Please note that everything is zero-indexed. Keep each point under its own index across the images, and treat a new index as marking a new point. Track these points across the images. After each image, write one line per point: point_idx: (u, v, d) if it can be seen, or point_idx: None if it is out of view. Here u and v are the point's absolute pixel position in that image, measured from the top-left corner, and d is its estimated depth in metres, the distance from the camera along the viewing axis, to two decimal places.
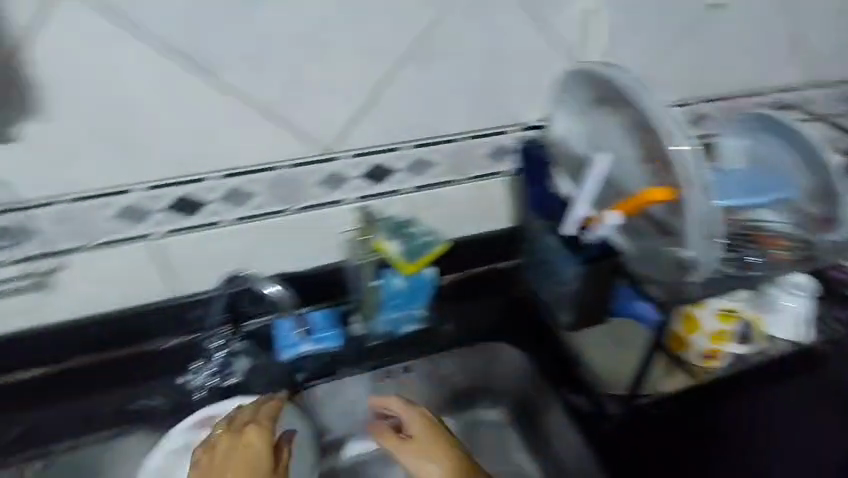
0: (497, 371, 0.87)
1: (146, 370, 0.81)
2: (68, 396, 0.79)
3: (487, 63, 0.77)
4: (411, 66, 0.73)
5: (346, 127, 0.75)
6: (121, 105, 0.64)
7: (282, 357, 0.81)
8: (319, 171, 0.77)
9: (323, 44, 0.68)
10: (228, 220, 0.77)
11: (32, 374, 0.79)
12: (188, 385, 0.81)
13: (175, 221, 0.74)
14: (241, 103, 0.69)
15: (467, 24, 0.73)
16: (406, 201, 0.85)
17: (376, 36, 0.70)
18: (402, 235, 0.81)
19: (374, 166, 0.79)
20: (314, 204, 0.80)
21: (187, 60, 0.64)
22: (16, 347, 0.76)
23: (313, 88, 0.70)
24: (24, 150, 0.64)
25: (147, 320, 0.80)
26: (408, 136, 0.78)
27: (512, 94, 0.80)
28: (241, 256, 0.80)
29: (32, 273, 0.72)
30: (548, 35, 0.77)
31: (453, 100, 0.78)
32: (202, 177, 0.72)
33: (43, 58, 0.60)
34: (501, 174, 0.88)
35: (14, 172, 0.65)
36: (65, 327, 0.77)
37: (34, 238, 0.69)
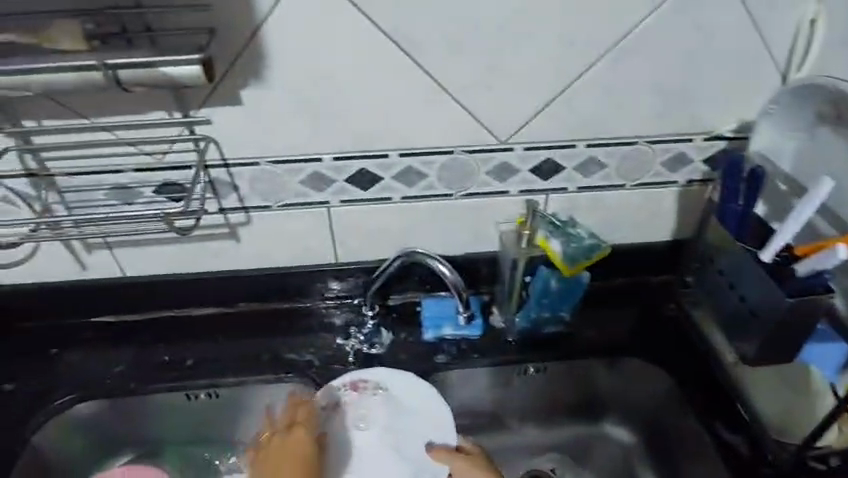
0: (630, 382, 0.86)
1: (305, 324, 0.87)
2: (238, 334, 0.86)
3: (687, 65, 0.72)
4: (609, 65, 0.71)
5: (528, 119, 0.74)
6: (329, 78, 0.68)
7: (425, 335, 0.84)
8: (490, 161, 0.77)
9: (526, 32, 0.67)
10: (397, 197, 0.80)
11: (214, 309, 0.89)
12: (342, 346, 0.85)
13: (348, 190, 0.78)
14: (434, 86, 0.70)
15: (671, 31, 0.69)
16: (568, 199, 0.82)
17: (582, 29, 0.68)
18: (565, 234, 0.78)
19: (545, 161, 0.78)
20: (478, 193, 0.80)
21: (396, 41, 0.67)
22: (207, 285, 0.86)
23: (505, 77, 0.70)
24: (242, 114, 0.70)
25: (313, 277, 0.87)
26: (587, 135, 0.76)
27: (706, 103, 0.75)
28: (402, 231, 0.84)
29: (228, 223, 0.80)
30: (765, 39, 0.71)
31: (643, 103, 0.74)
32: (383, 153, 0.75)
33: (275, 29, 0.64)
34: (674, 184, 0.83)
35: (231, 132, 0.71)
36: (246, 274, 0.86)
37: (234, 192, 0.77)
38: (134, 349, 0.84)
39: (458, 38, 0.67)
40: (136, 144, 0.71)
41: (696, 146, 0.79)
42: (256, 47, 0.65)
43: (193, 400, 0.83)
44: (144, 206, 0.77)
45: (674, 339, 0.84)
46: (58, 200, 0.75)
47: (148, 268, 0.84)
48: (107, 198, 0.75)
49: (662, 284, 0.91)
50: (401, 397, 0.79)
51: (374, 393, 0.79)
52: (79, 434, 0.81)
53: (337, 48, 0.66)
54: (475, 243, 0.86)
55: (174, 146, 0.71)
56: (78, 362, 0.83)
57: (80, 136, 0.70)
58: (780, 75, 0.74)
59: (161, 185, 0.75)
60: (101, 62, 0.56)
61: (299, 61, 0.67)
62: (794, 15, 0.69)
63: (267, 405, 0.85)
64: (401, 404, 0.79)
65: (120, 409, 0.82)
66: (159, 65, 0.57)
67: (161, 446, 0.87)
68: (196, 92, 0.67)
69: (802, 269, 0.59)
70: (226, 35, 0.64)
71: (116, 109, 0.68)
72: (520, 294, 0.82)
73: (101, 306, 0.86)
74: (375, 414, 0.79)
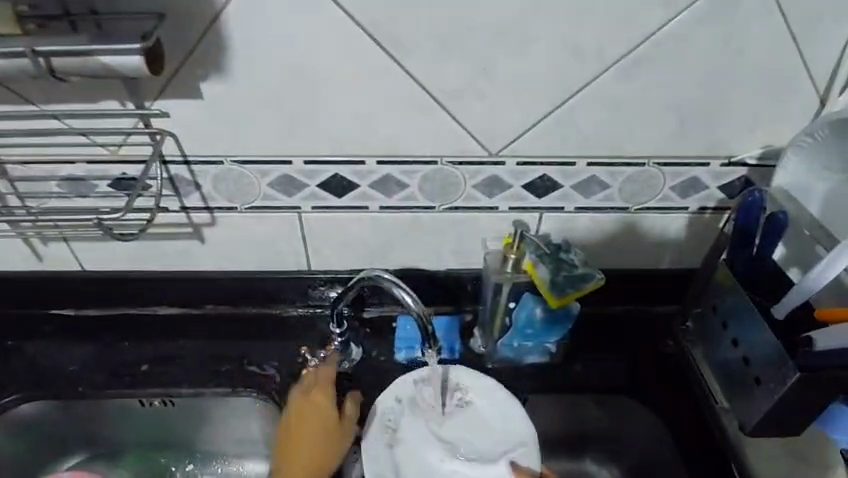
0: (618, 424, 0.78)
1: (272, 333, 0.81)
2: (200, 339, 0.80)
3: (709, 83, 0.63)
4: (619, 77, 0.62)
5: (524, 132, 0.66)
6: (300, 76, 0.61)
7: (398, 356, 0.78)
8: (479, 174, 0.70)
9: (524, 36, 0.59)
10: (374, 207, 0.73)
11: (178, 310, 0.83)
12: (304, 363, 0.78)
13: (323, 198, 0.72)
14: (418, 91, 0.63)
15: (694, 45, 0.60)
16: (563, 220, 0.75)
17: (590, 36, 0.59)
18: (556, 261, 0.70)
19: (540, 178, 0.70)
20: (465, 207, 0.73)
21: (377, 39, 0.59)
22: (170, 285, 0.80)
23: (500, 84, 0.62)
24: (203, 109, 0.63)
25: (283, 285, 0.80)
26: (589, 154, 0.68)
27: (728, 126, 0.66)
28: (380, 242, 0.77)
29: (191, 222, 0.74)
30: (802, 58, 0.61)
31: (655, 122, 0.66)
32: (360, 160, 0.68)
33: (238, 18, 0.57)
34: (684, 210, 0.74)
35: (192, 128, 0.65)
36: (212, 276, 0.80)
37: (197, 191, 0.71)
38: (90, 347, 0.80)
39: (446, 38, 0.59)
40: (88, 135, 0.65)
41: (711, 171, 0.70)
42: (216, 37, 0.58)
43: (148, 406, 0.78)
44: (100, 199, 0.71)
45: (671, 381, 0.76)
46: (9, 190, 0.70)
47: (109, 263, 0.79)
48: (60, 190, 0.70)
49: (663, 316, 0.83)
50: (481, 401, 0.69)
51: (450, 395, 0.69)
52: (27, 431, 0.78)
53: (310, 42, 0.59)
54: (459, 260, 0.79)
55: (130, 139, 0.65)
56: (31, 358, 0.78)
57: (28, 124, 0.64)
58: (817, 99, 0.64)
59: (117, 179, 0.68)
60: (29, 49, 0.51)
61: (266, 55, 0.59)
62: (837, 37, 0.60)
63: (225, 417, 0.80)
64: (478, 406, 0.68)
65: (72, 410, 0.78)
66: (94, 53, 0.51)
67: (118, 447, 0.84)
68: (151, 82, 0.61)
69: (821, 345, 0.49)
70: (185, 22, 0.57)
71: (65, 96, 0.62)
72: (502, 321, 0.75)
73: (59, 300, 0.81)
74: (444, 426, 0.67)
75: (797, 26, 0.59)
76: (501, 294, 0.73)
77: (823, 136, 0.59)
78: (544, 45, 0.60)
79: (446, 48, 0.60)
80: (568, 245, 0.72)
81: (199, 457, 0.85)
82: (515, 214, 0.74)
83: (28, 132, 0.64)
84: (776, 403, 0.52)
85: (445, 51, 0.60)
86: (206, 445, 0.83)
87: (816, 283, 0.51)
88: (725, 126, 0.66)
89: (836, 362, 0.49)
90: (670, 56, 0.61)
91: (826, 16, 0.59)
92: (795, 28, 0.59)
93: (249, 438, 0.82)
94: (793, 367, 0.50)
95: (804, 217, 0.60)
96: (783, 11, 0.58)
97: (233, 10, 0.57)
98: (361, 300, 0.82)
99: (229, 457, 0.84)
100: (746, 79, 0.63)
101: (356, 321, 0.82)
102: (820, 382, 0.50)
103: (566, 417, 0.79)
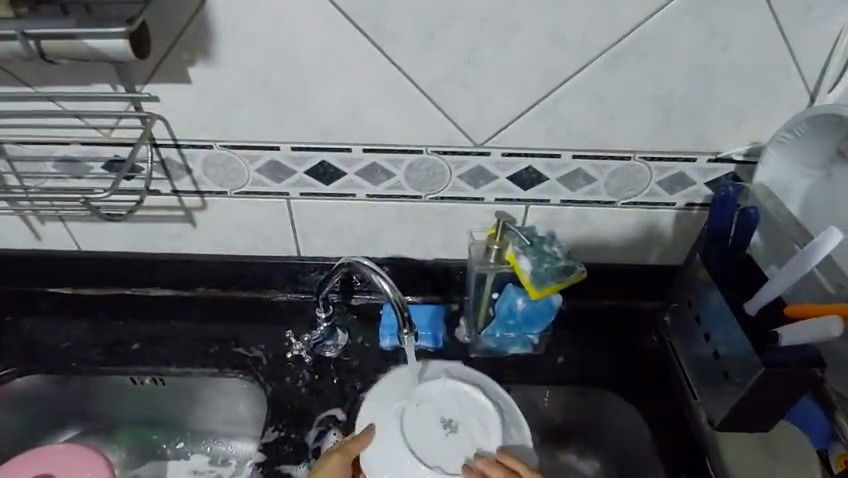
0: (602, 419, 0.78)
1: (262, 317, 0.83)
2: (191, 320, 0.82)
3: (695, 77, 0.63)
4: (603, 69, 0.62)
5: (508, 123, 0.66)
6: (285, 63, 0.62)
7: (382, 343, 0.79)
8: (465, 164, 0.70)
9: (507, 25, 0.59)
10: (361, 195, 0.74)
11: (171, 292, 0.85)
12: (291, 346, 0.80)
13: (311, 184, 0.73)
14: (402, 80, 0.63)
15: (678, 37, 0.60)
16: (550, 213, 0.75)
17: (572, 27, 0.59)
18: (538, 252, 0.70)
19: (525, 170, 0.70)
20: (451, 197, 0.74)
21: (359, 26, 0.60)
22: (163, 266, 0.82)
23: (483, 74, 0.63)
24: (192, 94, 0.65)
25: (273, 270, 0.82)
26: (574, 146, 0.68)
27: (715, 121, 0.66)
28: (367, 230, 0.78)
29: (183, 205, 0.76)
30: (790, 53, 0.61)
31: (641, 116, 0.66)
32: (346, 148, 0.69)
33: (224, 4, 0.58)
34: (671, 206, 0.74)
35: (181, 112, 0.66)
36: (203, 260, 0.81)
37: (188, 175, 0.72)
38: (85, 325, 0.82)
39: (429, 27, 0.60)
40: (81, 117, 0.66)
41: (698, 166, 0.70)
42: (202, 23, 0.60)
43: (139, 384, 0.80)
44: (94, 181, 0.73)
45: (653, 376, 0.76)
46: (8, 169, 0.72)
47: (104, 244, 0.81)
48: (56, 171, 0.72)
49: (650, 312, 0.83)
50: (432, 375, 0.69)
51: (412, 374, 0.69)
52: (23, 405, 0.80)
53: (295, 29, 0.60)
54: (446, 250, 0.80)
55: (121, 122, 0.67)
56: (27, 334, 0.81)
57: (24, 105, 0.66)
58: (806, 95, 0.64)
59: (111, 161, 0.70)
60: (19, 32, 0.53)
61: (253, 41, 0.61)
62: (825, 31, 0.59)
63: (214, 397, 0.81)
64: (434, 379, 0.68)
65: (66, 385, 0.80)
66: (81, 37, 0.53)
67: (111, 423, 0.86)
68: (141, 67, 0.63)
69: (786, 339, 0.54)
70: (173, 6, 0.59)
71: (59, 78, 0.64)
72: (486, 310, 0.76)
73: (56, 278, 0.84)
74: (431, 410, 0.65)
75: (783, 19, 0.59)
76: (485, 283, 0.73)
77: (804, 132, 0.62)
78: (526, 35, 0.60)
79: (428, 35, 0.60)
80: (551, 238, 0.72)
81: (189, 436, 0.87)
82: (501, 205, 0.74)
83: (24, 113, 0.66)
84: (744, 394, 0.57)
85: (428, 39, 0.60)
86: (196, 424, 0.85)
87: (789, 281, 0.54)
88: (711, 120, 0.66)
89: (795, 359, 0.53)
90: (654, 48, 0.61)
91: (814, 9, 0.58)
92: (781, 21, 0.59)
93: (237, 419, 0.83)
94: (758, 363, 0.54)
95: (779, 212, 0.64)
96: (770, 4, 0.58)
97: None
98: (349, 287, 0.83)
99: (218, 437, 0.86)
100: (733, 73, 0.62)
101: (343, 308, 0.84)
102: (784, 377, 0.54)
103: (549, 407, 0.80)
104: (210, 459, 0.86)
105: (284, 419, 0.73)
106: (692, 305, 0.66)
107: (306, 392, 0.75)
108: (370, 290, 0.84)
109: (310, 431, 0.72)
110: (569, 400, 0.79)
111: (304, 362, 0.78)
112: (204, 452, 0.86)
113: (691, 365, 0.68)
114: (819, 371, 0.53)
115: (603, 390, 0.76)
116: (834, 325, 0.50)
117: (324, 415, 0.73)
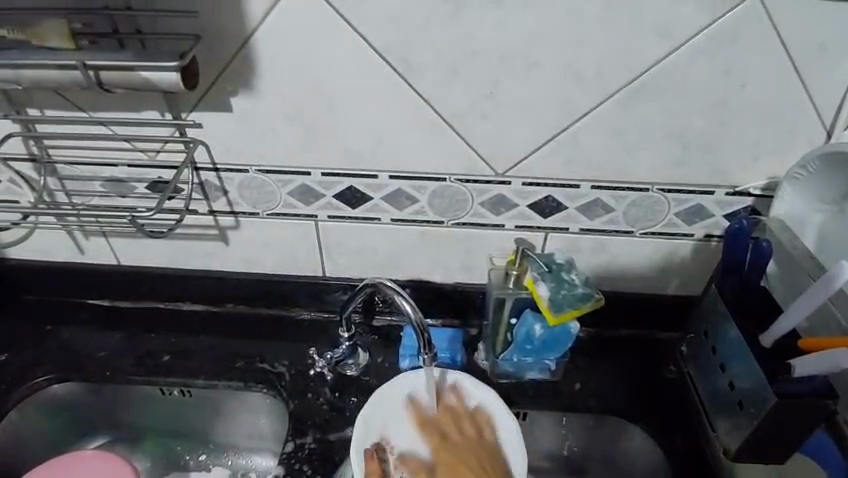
0: (620, 448, 0.78)
1: (287, 334, 0.86)
2: (219, 336, 0.86)
3: (712, 112, 0.65)
4: (622, 104, 0.65)
5: (529, 154, 0.69)
6: (318, 94, 0.67)
7: (401, 363, 0.80)
8: (486, 192, 0.73)
9: (528, 63, 0.63)
10: (385, 219, 0.77)
11: (201, 307, 0.89)
12: (313, 363, 0.82)
13: (338, 208, 0.76)
14: (428, 111, 0.67)
15: (692, 75, 0.62)
16: (568, 240, 0.77)
17: (591, 64, 0.62)
18: (556, 279, 0.71)
19: (544, 199, 0.73)
20: (472, 223, 0.76)
21: (389, 62, 0.64)
22: (195, 283, 0.86)
23: (505, 106, 0.66)
24: (231, 121, 0.69)
25: (298, 290, 0.85)
26: (593, 177, 0.70)
27: (732, 155, 0.67)
28: (390, 253, 0.80)
29: (217, 225, 0.80)
30: (805, 90, 0.63)
31: (658, 149, 0.68)
32: (373, 174, 0.72)
33: (264, 40, 0.63)
34: (689, 237, 0.75)
35: (220, 137, 0.71)
36: (234, 277, 0.85)
37: (224, 196, 0.77)
38: (119, 336, 0.86)
39: (454, 63, 0.63)
40: (130, 141, 0.72)
41: (715, 199, 0.71)
42: (243, 57, 0.65)
43: (167, 395, 0.83)
44: (137, 200, 0.77)
45: (670, 405, 0.76)
46: (59, 187, 0.77)
47: (141, 259, 0.85)
48: (103, 190, 0.77)
49: (667, 343, 0.83)
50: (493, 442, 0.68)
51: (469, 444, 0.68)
52: (57, 410, 0.84)
53: (328, 63, 0.64)
54: (465, 274, 0.82)
55: (166, 146, 0.72)
56: (66, 342, 0.85)
57: (79, 129, 0.72)
58: (824, 131, 0.65)
59: (154, 182, 0.75)
60: (81, 63, 0.58)
61: (289, 74, 0.65)
62: (838, 69, 0.61)
63: (239, 410, 0.84)
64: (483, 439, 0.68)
65: (98, 393, 0.84)
66: (137, 69, 0.58)
67: (139, 432, 0.89)
68: (186, 96, 0.68)
69: (798, 370, 0.55)
70: (217, 41, 0.64)
71: (111, 105, 0.69)
72: (506, 335, 0.77)
73: (95, 291, 0.88)
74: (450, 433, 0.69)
75: (797, 57, 0.61)
76: (503, 309, 0.75)
77: (817, 168, 0.64)
78: (545, 70, 0.63)
79: (452, 70, 0.64)
80: (570, 265, 0.73)
81: (212, 447, 0.89)
82: (520, 233, 0.76)
83: (78, 137, 0.71)
84: (758, 423, 0.58)
85: (452, 73, 0.64)
86: (219, 437, 0.88)
87: (801, 314, 0.56)
88: (727, 156, 0.67)
89: (805, 388, 0.55)
90: (668, 84, 0.63)
91: (827, 50, 0.60)
92: (795, 59, 0.61)
93: (258, 433, 0.86)
94: (770, 393, 0.56)
95: (791, 245, 0.66)
96: (784, 45, 0.60)
97: (260, 31, 0.63)
98: (370, 308, 0.86)
99: (240, 450, 0.88)
100: (749, 110, 0.64)
101: (365, 328, 0.86)
102: (797, 406, 0.55)
103: (567, 435, 0.80)
104: (230, 472, 0.88)
105: (305, 434, 0.75)
106: (710, 336, 0.67)
107: (327, 408, 0.77)
108: (391, 311, 0.86)
109: (331, 447, 0.74)
110: (590, 428, 0.78)
111: (325, 379, 0.81)
112: (225, 465, 0.88)
113: (708, 397, 0.68)
114: (832, 402, 0.54)
115: (621, 420, 0.76)
116: (844, 357, 0.51)
117: (344, 434, 0.75)
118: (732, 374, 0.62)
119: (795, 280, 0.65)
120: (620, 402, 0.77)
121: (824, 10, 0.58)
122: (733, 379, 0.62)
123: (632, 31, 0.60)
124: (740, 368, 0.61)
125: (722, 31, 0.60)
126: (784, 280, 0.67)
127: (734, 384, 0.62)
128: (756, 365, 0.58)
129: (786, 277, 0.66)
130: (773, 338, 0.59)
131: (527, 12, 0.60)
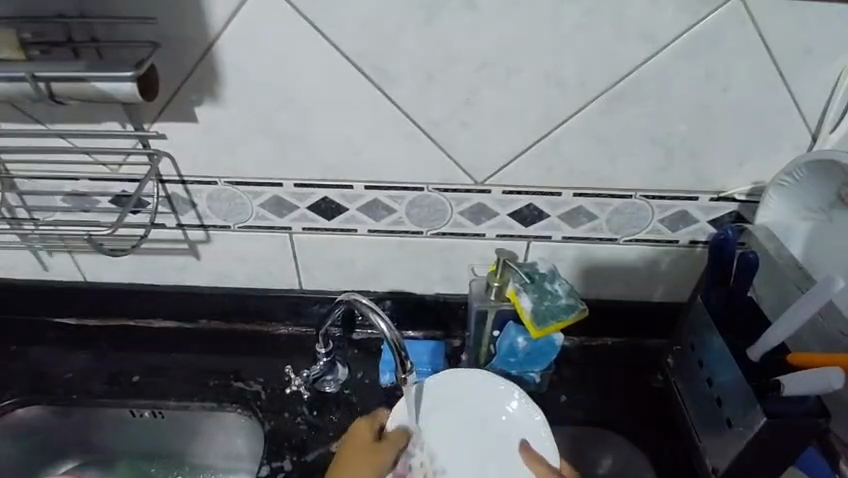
0: (608, 462, 0.76)
1: (263, 350, 0.83)
2: (193, 353, 0.82)
3: (695, 119, 0.63)
4: (604, 110, 0.63)
5: (509, 161, 0.67)
6: (289, 102, 0.64)
7: (382, 379, 0.78)
8: (466, 201, 0.70)
9: (506, 69, 0.61)
10: (363, 230, 0.74)
11: (173, 324, 0.85)
12: (290, 380, 0.79)
13: (313, 219, 0.73)
14: (404, 120, 0.64)
15: (675, 79, 0.60)
16: (551, 249, 0.75)
17: (570, 69, 0.60)
18: (539, 290, 0.69)
19: (526, 207, 0.70)
20: (452, 234, 0.74)
21: (361, 68, 0.61)
22: (166, 299, 0.83)
23: (482, 114, 0.64)
24: (197, 132, 0.66)
25: (275, 304, 0.82)
26: (575, 184, 0.68)
27: (716, 161, 0.66)
28: (369, 265, 0.78)
29: (187, 239, 0.77)
30: (790, 94, 0.61)
31: (640, 155, 0.66)
32: (348, 184, 0.70)
33: (228, 48, 0.60)
34: (674, 244, 0.73)
35: (186, 148, 0.68)
36: (205, 292, 0.82)
37: (192, 209, 0.73)
38: (87, 356, 0.82)
39: (429, 70, 0.61)
40: (91, 153, 0.68)
41: (700, 205, 0.69)
42: (207, 65, 0.62)
43: (139, 417, 0.80)
44: (101, 214, 0.74)
45: (659, 413, 0.75)
46: (18, 202, 0.74)
47: (109, 275, 0.82)
48: (65, 204, 0.73)
49: (653, 350, 0.81)
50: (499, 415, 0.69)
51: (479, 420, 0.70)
52: (23, 436, 0.80)
53: (296, 70, 0.62)
54: (447, 285, 0.79)
55: (129, 159, 0.69)
56: (31, 364, 0.82)
57: (36, 142, 0.68)
58: (809, 135, 0.64)
59: (119, 195, 0.72)
60: (30, 74, 0.55)
61: (256, 82, 0.62)
62: (822, 72, 0.59)
63: (214, 431, 0.81)
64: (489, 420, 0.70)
65: (66, 416, 0.80)
66: (91, 80, 0.55)
67: (112, 455, 0.85)
68: (148, 106, 0.65)
69: (788, 391, 0.53)
70: (178, 49, 0.60)
71: (69, 116, 0.66)
72: (489, 347, 0.75)
73: (61, 309, 0.85)
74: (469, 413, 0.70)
75: (780, 60, 0.59)
76: (485, 322, 0.73)
77: (803, 175, 0.62)
78: (523, 75, 0.61)
79: (427, 76, 0.61)
80: (553, 274, 0.71)
81: (188, 469, 0.86)
82: (502, 242, 0.74)
83: (34, 150, 0.68)
84: (747, 443, 0.56)
85: (428, 80, 0.62)
86: (196, 458, 0.84)
87: (788, 328, 0.54)
88: (710, 162, 0.66)
89: (795, 409, 0.54)
90: (649, 90, 0.61)
91: (810, 53, 0.58)
92: (778, 62, 0.59)
93: (236, 453, 0.82)
94: (760, 412, 0.54)
95: (779, 257, 0.64)
96: (768, 48, 0.58)
97: (223, 38, 0.60)
98: (350, 321, 0.83)
99: (217, 472, 0.85)
100: (733, 114, 0.62)
101: (344, 342, 0.83)
102: (788, 427, 0.54)
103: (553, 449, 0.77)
104: None
105: (283, 457, 0.72)
106: (696, 349, 0.66)
107: (304, 428, 0.74)
108: (371, 324, 0.84)
109: (309, 468, 0.71)
110: (577, 441, 0.76)
111: (303, 397, 0.77)
112: None
113: (696, 408, 0.67)
114: (824, 423, 0.53)
115: (610, 433, 0.74)
116: (836, 376, 0.50)
117: (322, 454, 0.72)
118: (723, 390, 0.60)
119: (782, 290, 0.64)
120: (608, 414, 0.75)
121: (807, 14, 0.56)
122: (723, 393, 0.60)
123: (612, 35, 0.58)
124: (730, 383, 0.59)
125: (705, 35, 0.58)
126: (771, 291, 0.65)
127: (725, 401, 0.60)
128: (748, 381, 0.56)
129: (773, 288, 0.65)
130: (763, 349, 0.57)
131: (503, 16, 0.57)
